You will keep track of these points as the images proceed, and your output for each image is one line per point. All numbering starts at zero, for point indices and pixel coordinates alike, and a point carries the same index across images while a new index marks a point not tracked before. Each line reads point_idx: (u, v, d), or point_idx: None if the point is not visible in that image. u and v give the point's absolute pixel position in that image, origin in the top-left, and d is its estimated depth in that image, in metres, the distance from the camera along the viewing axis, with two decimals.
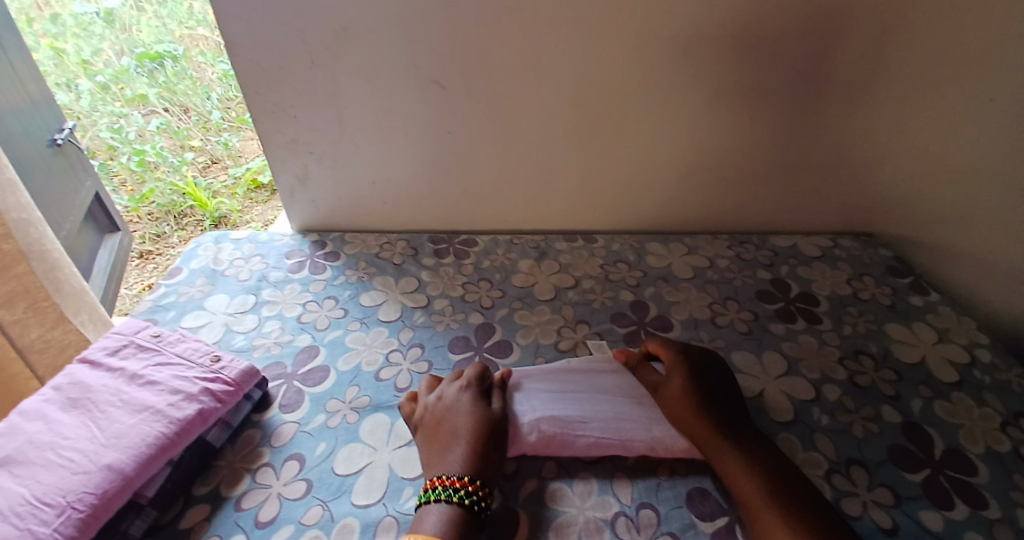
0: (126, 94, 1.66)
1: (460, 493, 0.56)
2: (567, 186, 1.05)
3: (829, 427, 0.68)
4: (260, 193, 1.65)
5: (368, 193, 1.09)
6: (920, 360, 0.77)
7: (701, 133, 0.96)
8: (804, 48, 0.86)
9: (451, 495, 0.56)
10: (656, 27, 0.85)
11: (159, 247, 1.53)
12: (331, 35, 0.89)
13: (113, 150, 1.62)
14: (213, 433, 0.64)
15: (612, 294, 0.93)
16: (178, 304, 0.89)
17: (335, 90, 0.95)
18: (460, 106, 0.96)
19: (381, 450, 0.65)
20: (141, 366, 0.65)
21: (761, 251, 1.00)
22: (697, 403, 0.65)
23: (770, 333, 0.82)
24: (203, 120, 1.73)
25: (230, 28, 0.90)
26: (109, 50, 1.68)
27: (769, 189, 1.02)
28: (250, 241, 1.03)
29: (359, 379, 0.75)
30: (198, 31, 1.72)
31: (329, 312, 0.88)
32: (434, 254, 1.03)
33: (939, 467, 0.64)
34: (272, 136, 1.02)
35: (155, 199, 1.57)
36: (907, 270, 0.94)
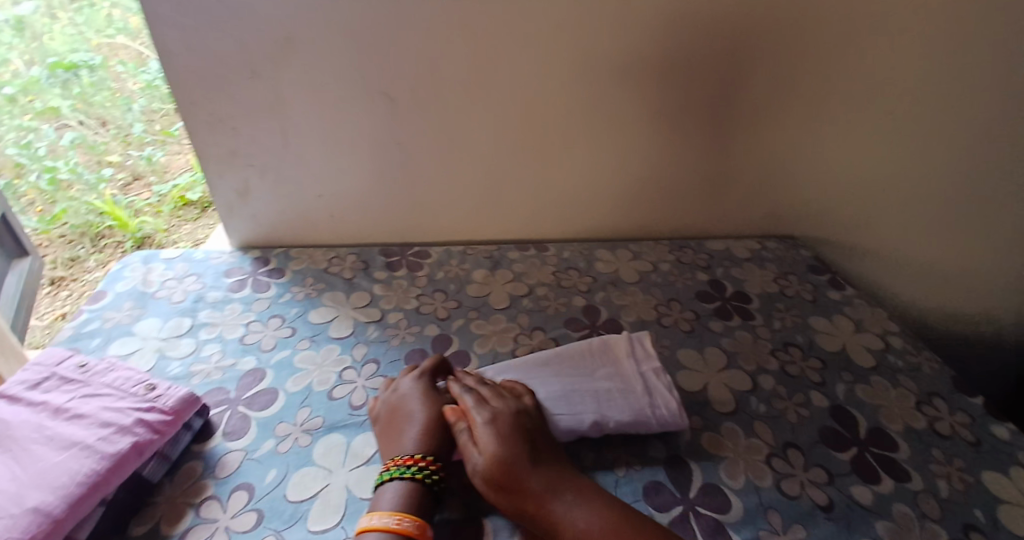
0: (36, 107, 1.57)
1: (413, 469, 0.59)
2: (515, 196, 1.06)
3: (766, 414, 0.73)
4: (188, 211, 1.54)
5: (315, 206, 1.06)
6: (841, 347, 0.84)
7: (640, 144, 0.99)
8: (732, 70, 0.90)
9: (405, 472, 0.59)
10: (594, 43, 0.88)
11: (74, 273, 1.42)
12: (272, 44, 0.87)
13: (20, 168, 1.52)
14: (151, 467, 0.60)
15: (565, 300, 0.95)
16: (102, 331, 0.83)
17: (276, 101, 0.93)
18: (406, 118, 0.95)
19: (336, 472, 0.64)
20: (67, 398, 0.60)
21: (699, 254, 1.05)
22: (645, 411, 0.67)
23: (710, 330, 0.87)
24: (123, 133, 1.63)
25: (161, 36, 0.86)
26: (18, 60, 1.57)
27: (705, 199, 1.07)
28: (184, 260, 0.98)
29: (311, 400, 0.73)
30: (117, 39, 1.64)
31: (275, 331, 0.85)
32: (386, 267, 1.02)
33: (865, 445, 0.70)
34: (209, 149, 0.98)
35: (68, 219, 1.48)
36: (825, 268, 1.02)
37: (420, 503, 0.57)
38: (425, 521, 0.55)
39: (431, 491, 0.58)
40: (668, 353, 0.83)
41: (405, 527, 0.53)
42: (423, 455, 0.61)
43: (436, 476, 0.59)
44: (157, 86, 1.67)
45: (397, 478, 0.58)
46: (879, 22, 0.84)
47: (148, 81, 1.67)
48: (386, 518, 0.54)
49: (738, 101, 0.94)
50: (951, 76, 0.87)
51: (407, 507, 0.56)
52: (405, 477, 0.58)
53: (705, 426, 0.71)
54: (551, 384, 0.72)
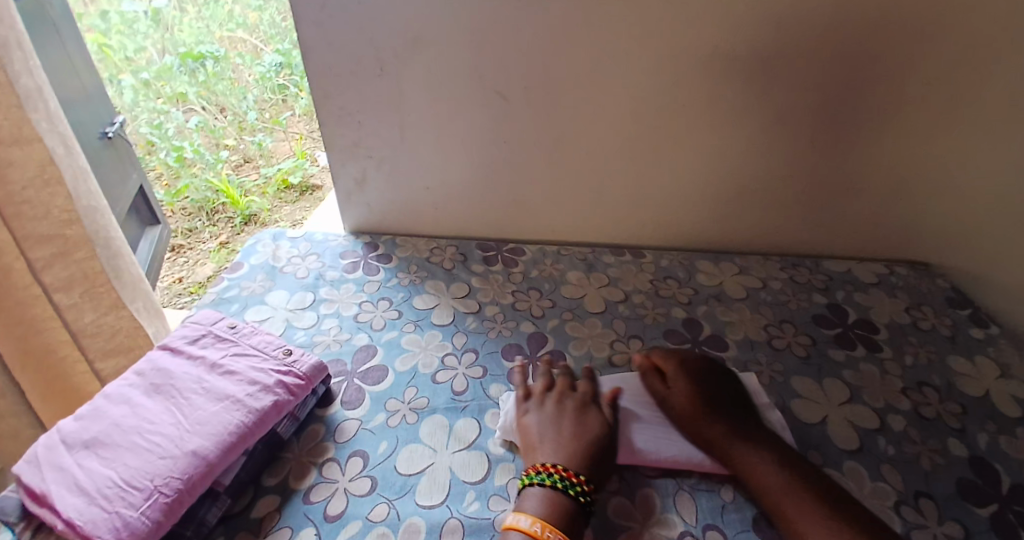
0: (167, 91, 1.76)
1: (551, 477, 0.57)
2: (617, 199, 1.05)
3: (894, 457, 0.67)
4: (289, 193, 1.70)
5: (421, 198, 1.11)
6: (984, 393, 0.76)
7: (756, 153, 0.95)
8: (870, 78, 0.84)
9: (543, 479, 0.57)
10: (723, 45, 0.85)
11: (191, 241, 1.59)
12: (402, 43, 0.92)
13: (152, 145, 1.71)
14: (284, 425, 0.65)
15: (664, 311, 0.93)
16: (240, 297, 0.91)
17: (399, 95, 0.98)
18: (520, 117, 0.97)
19: (441, 453, 0.66)
20: (220, 355, 0.67)
21: (813, 275, 0.99)
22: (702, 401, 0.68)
23: (829, 358, 0.81)
24: (238, 120, 1.82)
25: (305, 32, 0.93)
26: (152, 48, 1.78)
27: (823, 215, 1.01)
28: (305, 240, 1.05)
29: (417, 381, 0.76)
30: (237, 33, 1.86)
31: (384, 312, 0.89)
32: (483, 261, 1.05)
33: (1007, 503, 0.62)
34: (333, 139, 1.05)
35: (189, 194, 1.65)
36: (966, 301, 0.92)
37: (567, 514, 0.55)
38: (567, 536, 0.53)
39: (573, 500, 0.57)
40: (780, 377, 0.79)
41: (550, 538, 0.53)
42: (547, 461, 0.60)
43: (580, 489, 0.57)
44: (269, 79, 1.84)
45: (536, 484, 0.57)
46: None
47: (262, 73, 1.84)
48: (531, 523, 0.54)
49: (873, 108, 0.87)
50: None
51: (548, 516, 0.54)
52: (545, 484, 0.57)
53: (822, 461, 0.67)
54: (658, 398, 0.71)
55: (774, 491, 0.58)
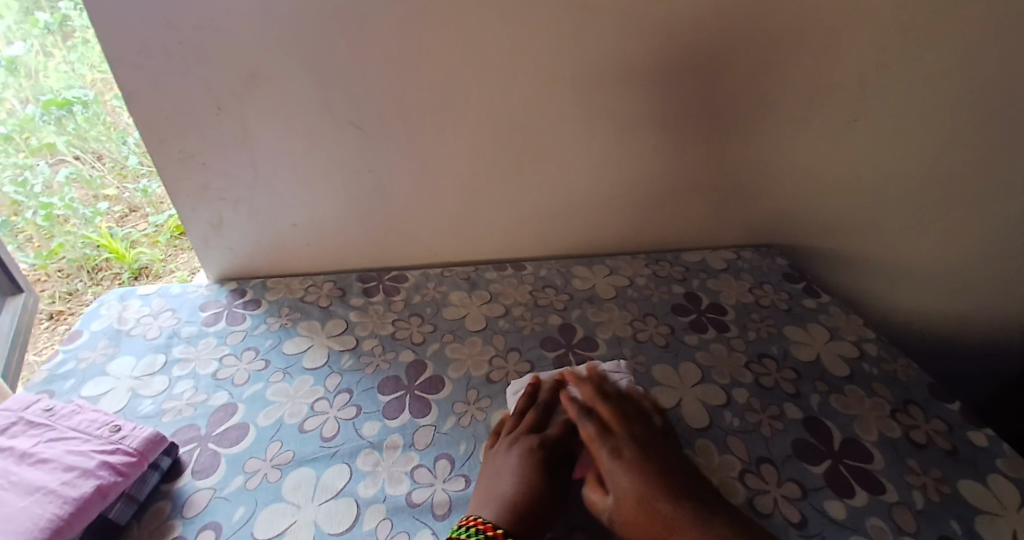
0: (31, 144, 1.51)
1: None
2: (490, 216, 1.07)
3: (740, 428, 0.72)
4: (184, 240, 1.62)
5: (290, 236, 1.07)
6: (815, 358, 0.83)
7: (611, 160, 0.99)
8: (695, 84, 0.90)
9: None
10: (554, 64, 0.88)
11: (71, 306, 1.45)
12: (238, 81, 0.88)
13: (17, 205, 1.50)
14: (117, 509, 0.60)
15: (541, 319, 0.95)
16: (77, 371, 0.83)
17: (245, 135, 0.94)
18: (377, 146, 0.96)
19: (304, 508, 0.63)
20: (32, 443, 0.60)
21: (675, 267, 1.05)
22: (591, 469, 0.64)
23: (684, 344, 0.87)
24: (118, 166, 1.64)
25: (128, 79, 0.88)
26: (12, 96, 1.46)
27: (680, 211, 1.07)
28: (159, 296, 0.98)
29: (281, 434, 0.72)
30: (111, 75, 1.57)
31: (248, 365, 0.84)
32: (363, 293, 1.02)
33: (839, 458, 0.69)
34: (180, 185, 0.99)
35: (65, 253, 1.51)
36: (801, 275, 1.01)
37: None
38: None
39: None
40: (643, 368, 0.82)
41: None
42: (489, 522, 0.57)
43: None
44: None
45: None
46: (836, 35, 0.84)
47: None
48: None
49: (702, 111, 0.93)
50: (914, 80, 0.86)
51: None
52: None
53: (679, 443, 0.71)
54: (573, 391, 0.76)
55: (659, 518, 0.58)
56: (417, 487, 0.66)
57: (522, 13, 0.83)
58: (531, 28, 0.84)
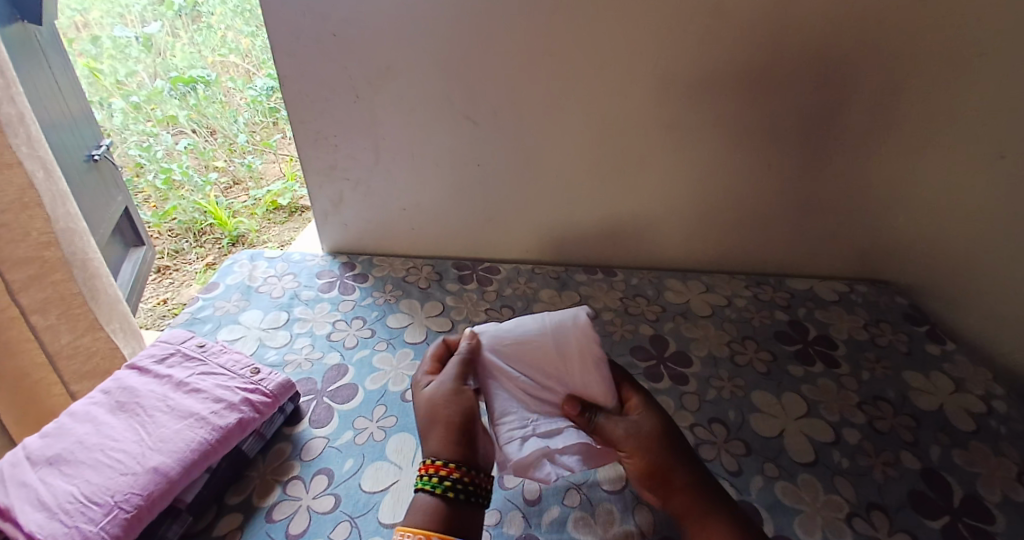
0: (157, 114, 1.79)
1: (430, 481, 0.57)
2: (588, 220, 1.08)
3: (849, 470, 0.70)
4: (278, 214, 1.74)
5: (397, 219, 1.13)
6: (938, 407, 0.78)
7: (722, 176, 0.98)
8: (822, 104, 0.88)
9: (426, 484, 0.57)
10: (683, 75, 0.89)
11: (176, 262, 1.64)
12: (376, 72, 0.95)
13: (140, 166, 1.77)
14: (249, 443, 0.66)
15: (632, 327, 0.95)
16: (213, 317, 0.92)
17: (374, 121, 1.00)
18: (491, 142, 1.00)
19: (406, 470, 0.67)
20: (187, 374, 0.68)
21: (778, 292, 1.02)
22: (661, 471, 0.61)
23: (789, 373, 0.84)
24: (228, 142, 1.85)
25: (284, 64, 0.96)
26: (144, 72, 1.80)
27: (787, 235, 1.03)
28: (282, 260, 1.07)
29: (386, 399, 0.77)
30: (229, 58, 1.85)
31: (357, 331, 0.91)
32: (458, 279, 1.07)
33: (958, 514, 0.65)
34: (312, 163, 1.08)
35: (177, 215, 1.68)
36: (923, 318, 0.95)
37: None
38: None
39: (457, 504, 0.57)
40: (743, 393, 0.81)
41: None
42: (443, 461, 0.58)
43: (458, 483, 0.57)
44: (259, 102, 1.84)
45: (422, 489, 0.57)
46: (994, 63, 0.80)
47: (253, 97, 1.85)
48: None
49: (830, 133, 0.90)
50: None
51: None
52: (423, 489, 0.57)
53: (779, 474, 0.69)
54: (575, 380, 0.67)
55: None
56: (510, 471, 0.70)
57: (657, 22, 0.84)
58: (667, 38, 0.86)
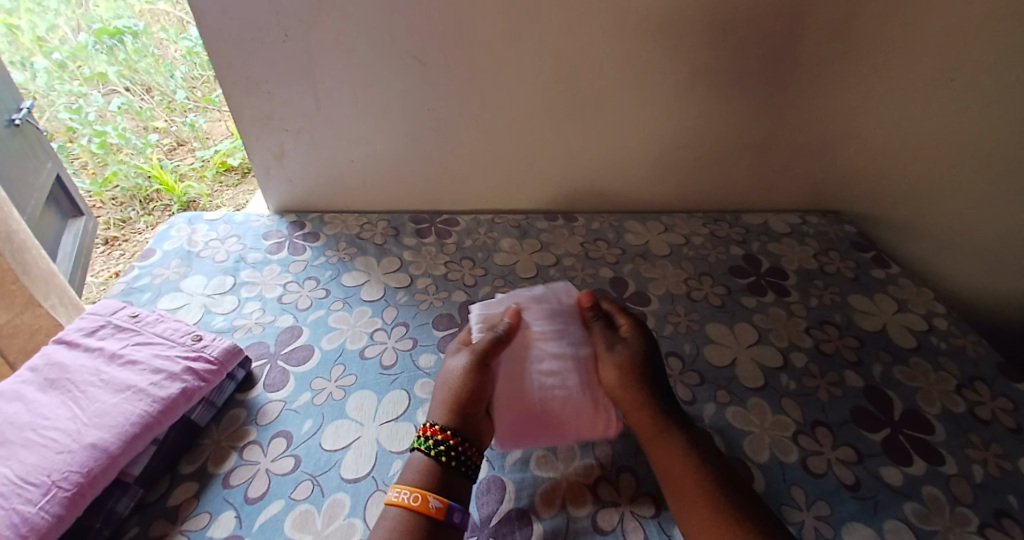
0: (85, 73, 1.65)
1: (425, 442, 0.58)
2: (546, 165, 1.05)
3: (796, 391, 0.72)
4: (229, 176, 1.64)
5: (347, 172, 1.08)
6: (881, 328, 0.82)
7: (678, 112, 0.96)
8: (776, 30, 0.85)
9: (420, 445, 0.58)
10: (634, 3, 0.84)
11: (126, 233, 1.51)
12: (304, 7, 0.87)
13: (73, 131, 1.62)
14: (198, 412, 0.64)
15: (592, 271, 0.94)
16: (153, 286, 0.87)
17: (308, 63, 0.93)
18: (436, 83, 0.95)
19: (367, 426, 0.67)
20: (121, 345, 0.65)
21: (734, 228, 1.02)
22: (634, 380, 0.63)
23: (742, 305, 0.86)
24: (167, 100, 1.72)
25: (200, 1, 0.88)
26: (66, 26, 1.66)
27: (744, 169, 1.03)
28: (225, 222, 1.01)
29: (344, 358, 0.76)
30: (159, 7, 1.74)
31: (311, 292, 0.88)
32: (416, 233, 1.04)
33: (898, 427, 0.68)
34: (245, 113, 1.00)
35: (119, 182, 1.56)
36: (870, 244, 0.98)
37: (437, 476, 0.57)
38: (427, 492, 0.55)
39: (447, 469, 0.57)
40: (698, 327, 0.82)
41: (442, 512, 0.54)
42: (442, 427, 0.59)
43: (456, 451, 0.58)
44: (196, 53, 1.74)
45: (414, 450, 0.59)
46: None
47: (189, 48, 1.74)
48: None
49: (783, 62, 0.89)
50: None
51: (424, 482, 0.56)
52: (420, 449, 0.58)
53: (730, 400, 0.71)
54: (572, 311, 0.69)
55: (681, 468, 0.57)
56: None
57: None
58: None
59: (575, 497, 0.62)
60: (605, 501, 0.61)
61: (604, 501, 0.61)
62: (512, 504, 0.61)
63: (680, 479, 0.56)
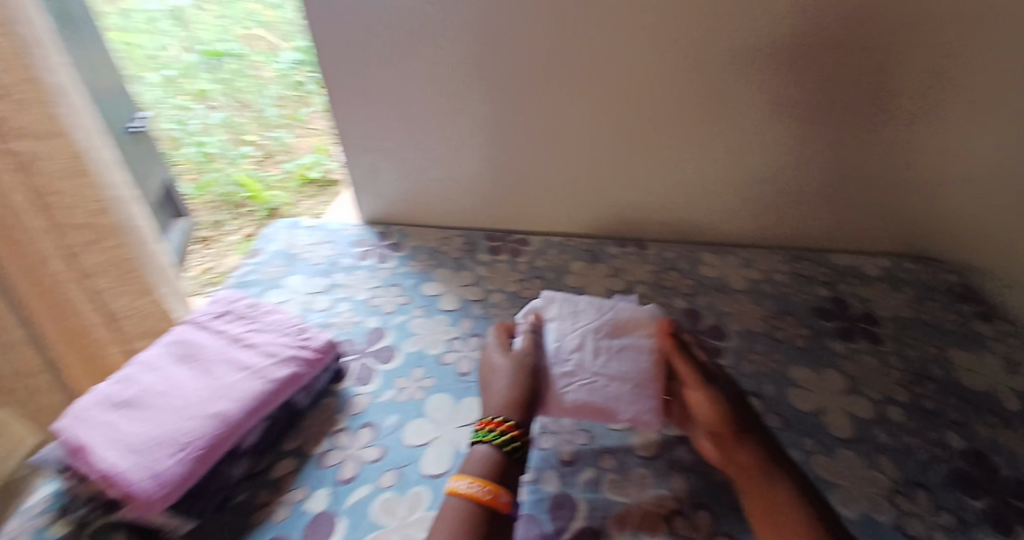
0: (190, 88, 1.89)
1: (494, 434, 0.61)
2: (622, 192, 1.08)
3: (891, 447, 0.70)
4: (309, 188, 1.74)
5: (431, 189, 1.15)
6: (988, 390, 0.78)
7: (759, 147, 0.96)
8: (866, 69, 0.85)
9: (488, 436, 0.62)
10: (721, 41, 0.87)
11: (217, 234, 1.62)
12: (408, 38, 0.96)
13: (175, 142, 1.80)
14: (300, 396, 0.71)
15: (667, 300, 0.96)
16: (260, 281, 0.97)
17: (406, 89, 1.02)
18: (522, 110, 1.00)
19: (445, 428, 0.71)
20: (241, 330, 0.73)
21: (819, 268, 1.01)
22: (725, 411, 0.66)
23: (829, 350, 0.85)
24: (258, 116, 1.91)
25: (320, 33, 0.98)
26: (174, 47, 1.89)
27: (824, 207, 1.02)
28: (320, 229, 1.10)
29: (425, 362, 0.81)
30: (253, 31, 1.97)
31: (395, 297, 0.94)
32: (491, 251, 1.09)
33: (1005, 496, 0.65)
34: (347, 132, 1.10)
35: (214, 188, 1.73)
36: (978, 298, 0.93)
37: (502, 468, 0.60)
38: (496, 486, 0.57)
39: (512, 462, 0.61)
40: (779, 367, 0.82)
41: (507, 507, 0.56)
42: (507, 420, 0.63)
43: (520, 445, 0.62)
44: (286, 75, 1.93)
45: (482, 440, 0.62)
46: None
47: (280, 70, 1.94)
48: (472, 533, 0.53)
49: (872, 102, 0.88)
50: None
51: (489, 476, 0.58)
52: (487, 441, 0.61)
53: (818, 449, 0.70)
54: (623, 311, 0.76)
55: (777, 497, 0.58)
56: (544, 432, 0.74)
57: None
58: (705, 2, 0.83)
59: (649, 525, 0.62)
60: (681, 533, 0.61)
61: (679, 532, 0.61)
62: (584, 522, 0.63)
63: (773, 507, 0.57)
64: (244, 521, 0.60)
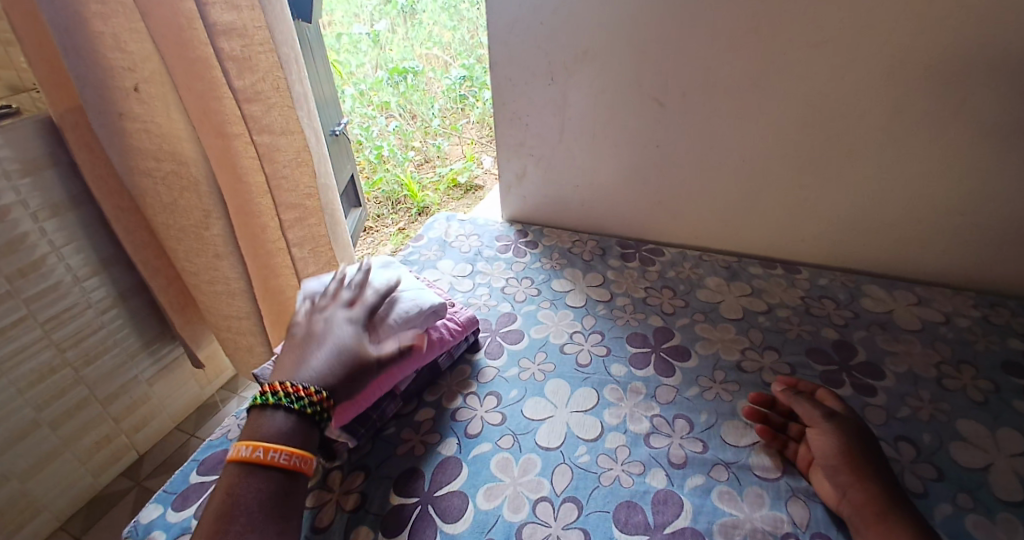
0: (377, 101, 2.06)
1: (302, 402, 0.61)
2: (769, 210, 1.05)
3: None
4: (456, 191, 2.00)
5: (571, 195, 1.22)
6: None
7: (941, 170, 0.90)
8: None
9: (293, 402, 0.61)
10: (916, 54, 0.83)
11: (378, 225, 1.91)
12: (573, 56, 1.04)
13: (359, 145, 2.00)
14: (442, 359, 0.82)
15: (811, 328, 0.92)
16: (418, 262, 1.11)
17: (564, 102, 1.10)
18: (675, 124, 1.03)
19: (561, 409, 0.78)
20: None
21: (1015, 317, 0.90)
22: (848, 451, 0.66)
23: (1012, 408, 0.77)
24: (425, 125, 2.12)
25: (496, 52, 1.10)
26: (369, 65, 2.14)
27: (1006, 240, 0.92)
28: (471, 223, 1.24)
29: (547, 347, 0.88)
30: (433, 52, 2.20)
31: (526, 288, 1.03)
32: (621, 257, 1.13)
33: None
34: (504, 140, 1.22)
35: (382, 186, 1.95)
36: None
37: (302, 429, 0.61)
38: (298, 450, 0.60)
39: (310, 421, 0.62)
40: (943, 417, 0.76)
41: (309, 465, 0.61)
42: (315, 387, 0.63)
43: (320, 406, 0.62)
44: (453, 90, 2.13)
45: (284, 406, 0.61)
46: None
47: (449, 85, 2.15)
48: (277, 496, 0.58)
49: None
50: None
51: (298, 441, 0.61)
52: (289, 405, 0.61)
53: (974, 507, 0.66)
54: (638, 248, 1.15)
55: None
56: (656, 433, 0.75)
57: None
58: (902, 11, 0.81)
59: None
60: None
61: None
62: (689, 522, 0.65)
63: None
64: (391, 450, 0.73)
